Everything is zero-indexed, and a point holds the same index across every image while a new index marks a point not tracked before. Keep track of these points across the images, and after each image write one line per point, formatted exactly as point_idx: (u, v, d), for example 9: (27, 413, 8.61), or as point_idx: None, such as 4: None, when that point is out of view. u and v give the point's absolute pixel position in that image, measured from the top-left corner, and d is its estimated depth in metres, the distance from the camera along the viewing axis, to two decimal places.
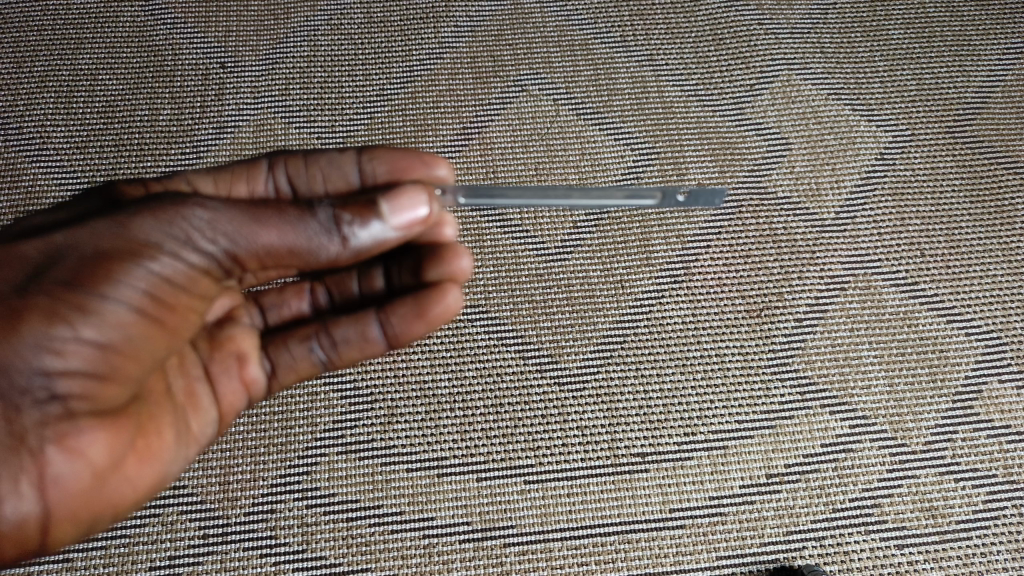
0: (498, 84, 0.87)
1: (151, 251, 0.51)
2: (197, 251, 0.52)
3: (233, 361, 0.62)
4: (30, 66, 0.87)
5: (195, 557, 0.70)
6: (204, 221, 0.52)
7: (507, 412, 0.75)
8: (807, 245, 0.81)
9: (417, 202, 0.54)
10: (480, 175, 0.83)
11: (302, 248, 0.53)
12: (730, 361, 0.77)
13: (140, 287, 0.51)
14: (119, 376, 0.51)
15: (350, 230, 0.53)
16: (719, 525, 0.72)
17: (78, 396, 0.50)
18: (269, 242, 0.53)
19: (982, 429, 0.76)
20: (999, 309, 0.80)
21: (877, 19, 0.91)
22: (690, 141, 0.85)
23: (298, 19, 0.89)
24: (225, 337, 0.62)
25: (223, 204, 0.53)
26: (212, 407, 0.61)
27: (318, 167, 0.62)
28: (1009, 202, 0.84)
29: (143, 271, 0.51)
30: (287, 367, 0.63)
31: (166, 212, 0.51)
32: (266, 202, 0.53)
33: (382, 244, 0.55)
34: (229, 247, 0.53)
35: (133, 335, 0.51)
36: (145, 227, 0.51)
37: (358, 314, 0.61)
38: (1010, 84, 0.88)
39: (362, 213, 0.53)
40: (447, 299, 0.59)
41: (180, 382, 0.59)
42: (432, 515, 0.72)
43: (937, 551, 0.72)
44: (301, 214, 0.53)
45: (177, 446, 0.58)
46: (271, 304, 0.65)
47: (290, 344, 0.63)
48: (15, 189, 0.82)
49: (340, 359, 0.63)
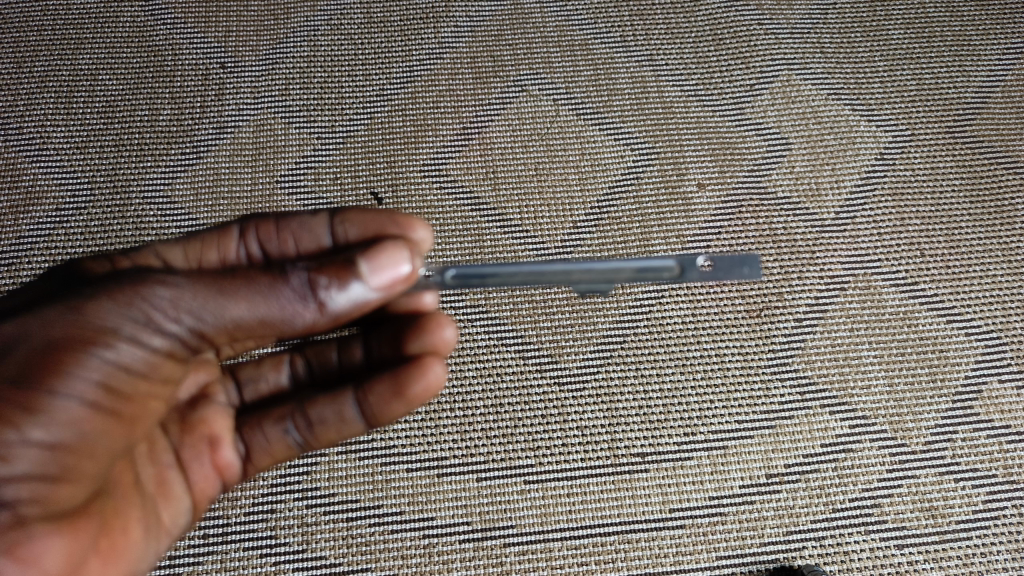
0: (498, 84, 0.87)
1: (107, 338, 0.49)
2: (159, 333, 0.50)
3: (205, 446, 0.62)
4: (30, 66, 0.87)
5: (195, 557, 0.70)
6: (167, 300, 0.50)
7: (507, 413, 0.75)
8: (807, 246, 0.81)
9: (398, 260, 0.53)
10: (480, 175, 0.83)
11: (275, 318, 0.51)
12: (730, 361, 0.77)
13: (96, 379, 0.48)
14: (74, 474, 0.49)
15: (327, 294, 0.51)
16: (720, 525, 0.72)
17: (29, 501, 0.47)
18: (239, 315, 0.51)
19: (982, 429, 0.76)
20: (999, 309, 0.80)
21: (877, 19, 0.91)
22: (690, 141, 0.85)
23: (298, 20, 0.89)
24: (196, 419, 0.62)
25: (187, 279, 0.50)
26: (184, 495, 0.61)
27: (291, 232, 0.62)
28: (1010, 202, 0.84)
29: (99, 360, 0.48)
30: (261, 450, 0.63)
31: (123, 294, 0.49)
32: (234, 273, 0.51)
33: (363, 305, 0.52)
34: (195, 323, 0.51)
35: (88, 432, 0.49)
36: (102, 312, 0.49)
37: (336, 393, 0.61)
38: (1010, 84, 0.88)
39: (339, 275, 0.51)
40: (429, 376, 0.58)
41: (149, 471, 0.59)
42: (432, 514, 0.72)
43: (937, 552, 0.72)
44: (271, 282, 0.50)
45: (143, 538, 0.58)
46: (247, 379, 0.65)
47: (267, 426, 0.62)
48: (16, 189, 0.82)
49: (316, 440, 0.62)
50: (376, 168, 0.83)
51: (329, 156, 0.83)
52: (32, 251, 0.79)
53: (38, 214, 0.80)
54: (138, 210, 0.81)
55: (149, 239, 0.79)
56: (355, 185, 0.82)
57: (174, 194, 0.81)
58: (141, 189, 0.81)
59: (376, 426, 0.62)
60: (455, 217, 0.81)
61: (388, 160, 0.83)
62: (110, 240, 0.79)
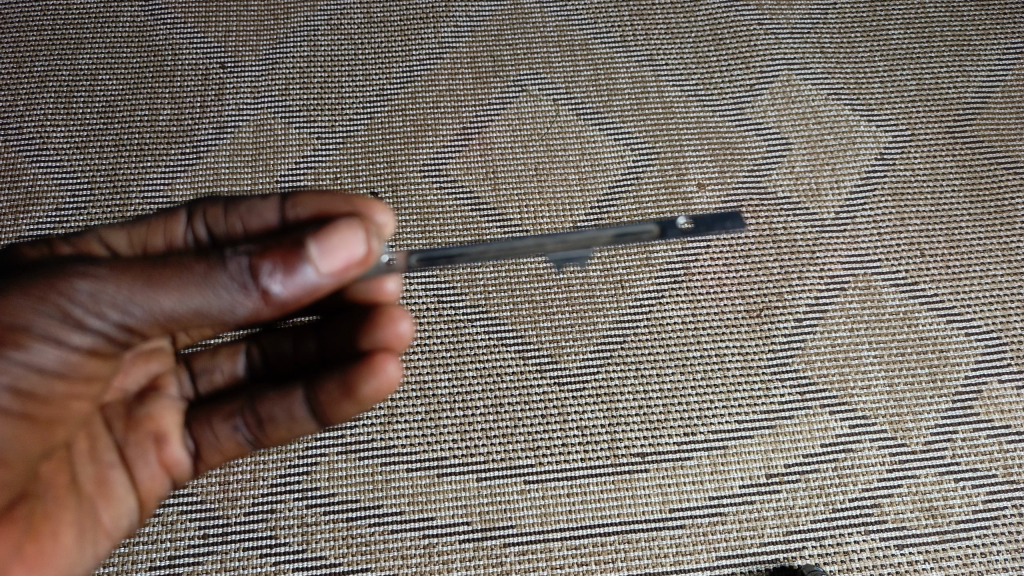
0: (498, 84, 0.87)
1: (19, 339, 0.49)
2: (80, 330, 0.50)
3: (151, 442, 0.60)
4: (30, 66, 0.87)
5: (195, 557, 0.70)
6: (87, 294, 0.49)
7: (507, 412, 0.75)
8: (807, 245, 0.81)
9: (352, 241, 0.50)
10: (480, 175, 0.83)
11: (212, 310, 0.50)
12: (730, 361, 0.77)
13: (8, 383, 0.49)
14: None
15: (266, 281, 0.49)
16: (720, 525, 0.72)
17: None
18: (171, 306, 0.50)
19: (982, 429, 0.76)
20: (999, 309, 0.80)
21: (877, 19, 0.91)
22: (690, 141, 0.85)
23: (298, 19, 0.89)
24: (142, 415, 0.60)
25: (109, 270, 0.50)
26: (128, 494, 0.60)
27: (241, 218, 0.60)
28: (1010, 202, 0.84)
29: (10, 362, 0.49)
30: (211, 447, 0.62)
31: (37, 291, 0.49)
32: (165, 263, 0.50)
33: (312, 290, 0.50)
34: (119, 317, 0.50)
35: (3, 439, 0.50)
36: (16, 311, 0.49)
37: (286, 391, 0.59)
38: (1010, 84, 0.88)
39: (285, 260, 0.49)
40: (383, 374, 0.57)
41: (88, 471, 0.58)
42: (432, 515, 0.72)
43: (937, 551, 0.72)
44: (203, 272, 0.49)
45: (79, 541, 0.57)
46: (200, 370, 0.64)
47: (216, 423, 0.61)
48: (16, 190, 0.82)
49: (267, 438, 0.61)
50: (376, 168, 0.83)
51: (329, 156, 0.83)
52: None
53: (38, 214, 0.80)
54: (138, 210, 0.81)
55: None
56: (354, 185, 0.82)
57: (174, 194, 0.81)
58: (141, 189, 0.81)
59: (327, 425, 0.61)
60: (454, 217, 0.81)
61: (389, 160, 0.83)
62: None
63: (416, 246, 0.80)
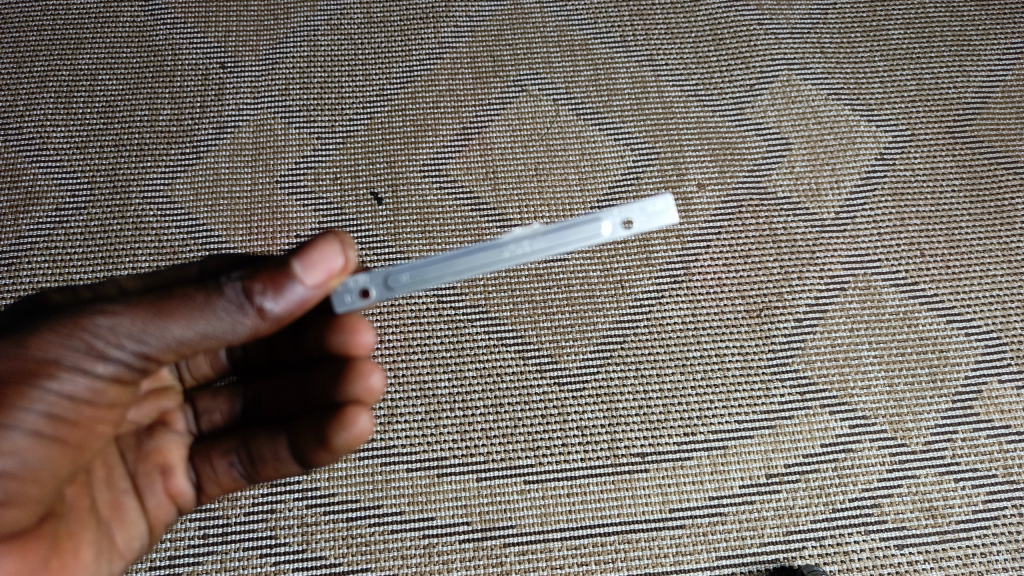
0: (498, 84, 0.87)
1: (51, 370, 0.50)
2: (103, 361, 0.51)
3: (157, 473, 0.60)
4: (30, 66, 0.87)
5: (195, 558, 0.70)
6: (107, 328, 0.50)
7: (507, 413, 0.75)
8: (807, 245, 0.81)
9: (330, 254, 0.50)
10: (480, 175, 0.83)
11: (216, 335, 0.50)
12: (730, 361, 0.77)
13: (43, 410, 0.50)
14: (22, 497, 0.51)
15: (261, 301, 0.50)
16: (719, 525, 0.72)
17: None
18: (181, 334, 0.50)
19: (982, 429, 0.76)
20: (999, 309, 0.80)
21: (877, 19, 0.91)
22: (690, 141, 0.85)
23: (298, 19, 0.89)
24: (150, 448, 0.60)
25: (127, 307, 0.50)
26: (139, 520, 0.59)
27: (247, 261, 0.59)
28: (1009, 202, 0.84)
29: (43, 390, 0.50)
30: (211, 480, 0.61)
31: (64, 326, 0.50)
32: (171, 293, 0.50)
33: (305, 303, 0.51)
34: (137, 348, 0.51)
35: (36, 457, 0.51)
36: (45, 346, 0.50)
37: (275, 434, 0.60)
38: (1010, 85, 0.88)
39: (274, 281, 0.50)
40: (354, 427, 0.56)
41: (105, 495, 0.57)
42: (432, 515, 0.72)
43: (937, 552, 0.72)
44: (204, 298, 0.50)
45: (95, 562, 0.56)
46: (204, 409, 0.63)
47: (216, 458, 0.61)
48: (16, 190, 0.82)
49: (259, 474, 0.61)
50: (376, 168, 0.83)
51: (329, 156, 0.83)
52: (32, 251, 0.79)
53: (38, 215, 0.80)
54: (138, 210, 0.81)
55: (149, 239, 0.79)
56: (355, 185, 0.82)
57: (174, 194, 0.81)
58: (141, 189, 0.81)
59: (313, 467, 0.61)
60: (455, 217, 0.81)
61: (388, 160, 0.83)
62: (110, 240, 0.79)
63: (416, 247, 0.80)
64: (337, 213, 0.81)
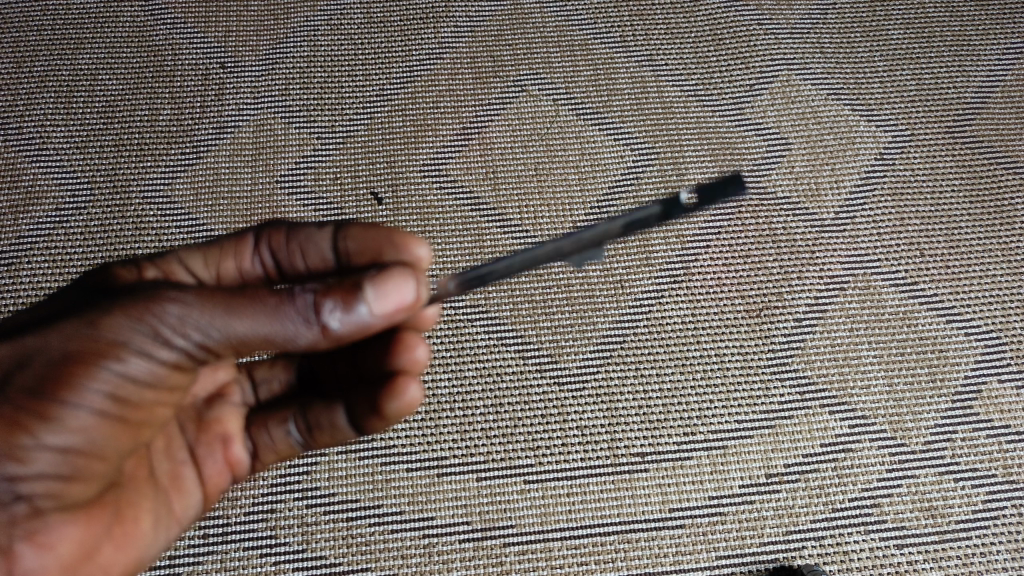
0: (498, 84, 0.87)
1: (116, 351, 0.48)
2: (168, 347, 0.49)
3: (218, 443, 0.61)
4: (29, 66, 0.86)
5: (195, 558, 0.70)
6: (175, 317, 0.48)
7: (507, 413, 0.75)
8: (807, 245, 0.81)
9: (405, 286, 0.49)
10: (480, 175, 0.83)
11: (279, 338, 0.48)
12: (730, 361, 0.77)
13: (106, 390, 0.48)
14: (86, 473, 0.49)
15: (329, 319, 0.48)
16: (719, 525, 0.72)
17: (44, 494, 0.47)
18: (245, 333, 0.48)
19: (982, 429, 0.76)
20: (999, 309, 0.80)
21: (877, 19, 0.91)
22: (689, 141, 0.85)
23: (298, 19, 0.89)
24: (210, 418, 0.61)
25: (195, 295, 0.48)
26: (196, 488, 0.60)
27: (302, 249, 0.58)
28: (1009, 202, 0.84)
29: (108, 370, 0.47)
30: (268, 448, 0.62)
31: (135, 309, 0.48)
32: (242, 290, 0.48)
33: (368, 329, 0.49)
34: (202, 340, 0.49)
35: (100, 435, 0.49)
36: (113, 326, 0.48)
37: (329, 403, 0.60)
38: (1010, 84, 0.89)
39: (344, 297, 0.48)
40: (405, 395, 0.56)
41: (164, 466, 0.57)
42: (431, 514, 0.72)
43: (937, 552, 0.72)
44: (275, 304, 0.47)
45: (154, 531, 0.56)
46: (261, 379, 0.65)
47: (273, 426, 0.62)
48: (16, 189, 0.82)
49: (316, 442, 0.62)
50: (376, 168, 0.83)
51: (329, 156, 0.83)
52: (32, 251, 0.79)
53: (38, 214, 0.81)
54: (138, 210, 0.81)
55: (148, 239, 0.80)
56: (355, 184, 0.82)
57: (174, 193, 0.81)
58: (141, 189, 0.81)
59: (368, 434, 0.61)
60: (455, 217, 0.81)
61: (388, 160, 0.83)
62: (109, 240, 0.80)
63: None
64: (337, 212, 0.81)
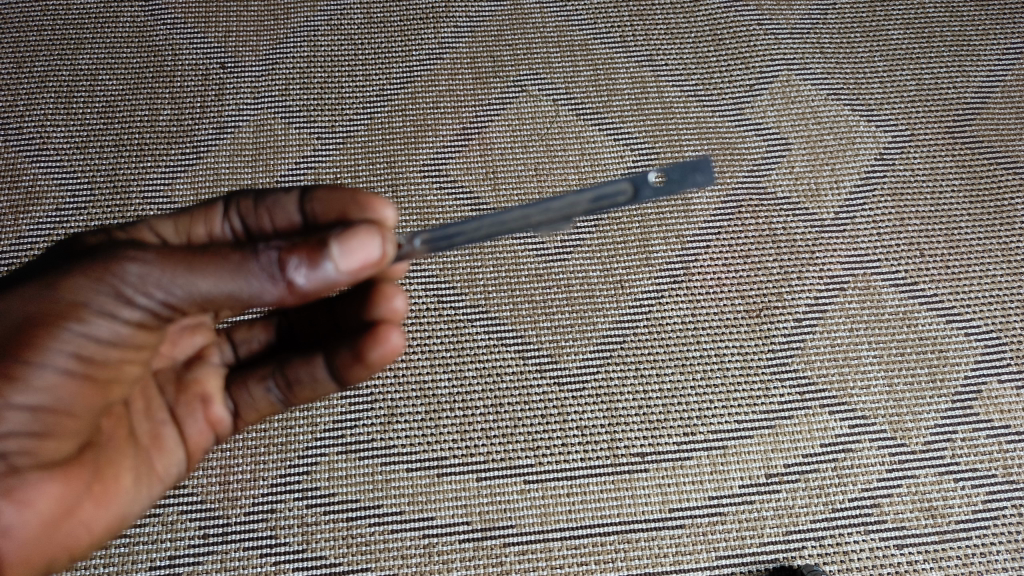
0: (498, 84, 0.87)
1: (79, 314, 0.49)
2: (130, 306, 0.50)
3: (198, 403, 0.60)
4: (30, 66, 0.87)
5: (195, 557, 0.70)
6: (136, 276, 0.49)
7: (507, 413, 0.75)
8: (807, 245, 0.81)
9: (370, 244, 0.49)
10: (480, 175, 0.83)
11: (244, 295, 0.49)
12: (729, 361, 0.77)
13: (71, 350, 0.49)
14: (58, 431, 0.50)
15: (293, 274, 0.48)
16: (719, 525, 0.72)
17: (16, 452, 0.48)
18: (210, 290, 0.49)
19: (982, 429, 0.76)
20: (999, 309, 0.80)
21: (877, 19, 0.91)
22: (689, 141, 0.85)
23: (298, 19, 0.89)
24: (190, 378, 0.61)
25: (154, 253, 0.49)
26: (177, 448, 0.59)
27: (271, 215, 0.59)
28: (1009, 202, 0.84)
29: (71, 331, 0.49)
30: (248, 407, 0.62)
31: (95, 271, 0.49)
32: (205, 248, 0.49)
33: (333, 286, 0.49)
34: (165, 299, 0.50)
35: (67, 394, 0.50)
36: (74, 287, 0.49)
37: (309, 355, 0.60)
38: (1010, 84, 0.89)
39: (310, 254, 0.48)
40: (387, 343, 0.57)
41: (143, 426, 0.57)
42: (431, 514, 0.72)
43: (937, 551, 0.72)
44: (238, 261, 0.48)
45: (135, 489, 0.56)
46: (239, 340, 0.64)
47: (252, 384, 0.62)
48: (16, 189, 0.82)
49: (296, 398, 0.62)
50: (376, 168, 0.83)
51: (329, 156, 0.83)
52: (32, 251, 0.79)
53: (38, 214, 0.81)
54: (138, 210, 0.81)
55: None
56: (355, 185, 0.82)
57: (174, 194, 0.81)
58: (141, 189, 0.82)
59: (348, 386, 0.62)
60: (455, 217, 0.81)
61: (388, 160, 0.83)
62: None
63: None
64: None
